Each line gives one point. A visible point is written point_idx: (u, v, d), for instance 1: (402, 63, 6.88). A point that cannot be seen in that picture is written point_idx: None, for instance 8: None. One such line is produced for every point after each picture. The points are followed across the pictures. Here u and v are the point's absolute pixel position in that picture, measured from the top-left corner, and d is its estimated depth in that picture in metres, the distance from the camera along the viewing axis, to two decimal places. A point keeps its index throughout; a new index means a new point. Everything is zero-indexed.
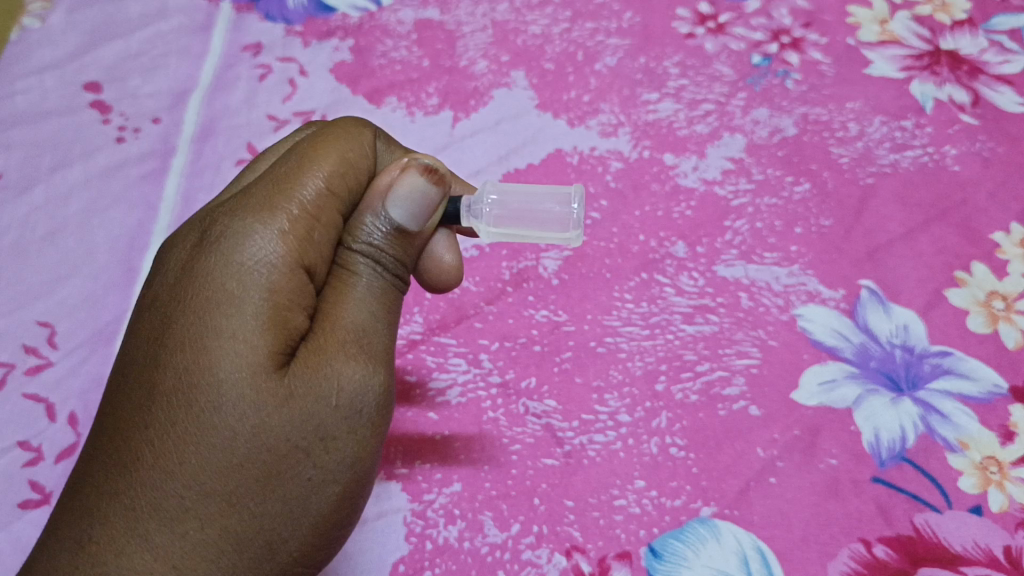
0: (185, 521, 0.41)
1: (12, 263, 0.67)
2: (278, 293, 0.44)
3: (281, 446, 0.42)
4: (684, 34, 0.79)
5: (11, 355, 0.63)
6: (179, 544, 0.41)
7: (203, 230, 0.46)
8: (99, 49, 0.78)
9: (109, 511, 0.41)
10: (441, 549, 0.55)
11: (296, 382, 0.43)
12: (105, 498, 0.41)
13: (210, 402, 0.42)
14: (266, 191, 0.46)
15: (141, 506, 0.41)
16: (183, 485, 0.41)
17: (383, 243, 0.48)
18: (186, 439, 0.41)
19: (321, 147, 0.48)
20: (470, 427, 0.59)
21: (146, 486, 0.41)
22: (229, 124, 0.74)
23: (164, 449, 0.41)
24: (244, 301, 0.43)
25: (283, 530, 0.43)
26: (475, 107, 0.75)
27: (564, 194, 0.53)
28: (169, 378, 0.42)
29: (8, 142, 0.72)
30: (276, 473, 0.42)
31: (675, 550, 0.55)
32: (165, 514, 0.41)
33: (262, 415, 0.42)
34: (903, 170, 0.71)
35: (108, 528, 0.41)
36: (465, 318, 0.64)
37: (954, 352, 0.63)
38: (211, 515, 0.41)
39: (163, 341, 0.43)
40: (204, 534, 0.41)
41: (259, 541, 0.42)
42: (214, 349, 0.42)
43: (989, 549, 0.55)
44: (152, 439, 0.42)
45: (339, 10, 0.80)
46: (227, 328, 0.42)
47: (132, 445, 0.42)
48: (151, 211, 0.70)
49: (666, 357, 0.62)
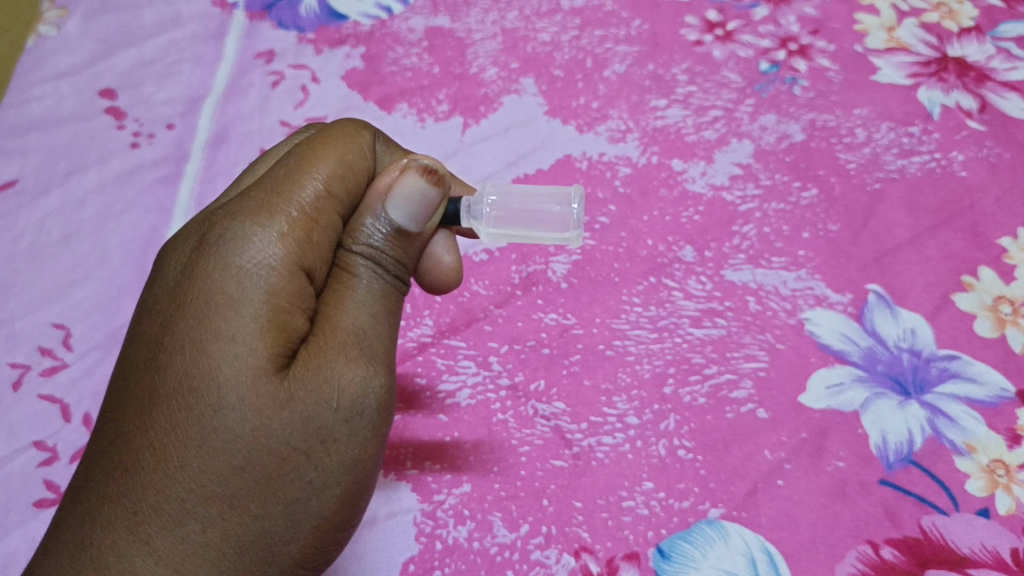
0: (186, 524, 0.42)
1: (28, 267, 0.68)
2: (277, 296, 0.44)
3: (281, 448, 0.43)
4: (692, 41, 0.80)
5: (27, 357, 0.64)
6: (181, 546, 0.42)
7: (203, 234, 0.46)
8: (114, 57, 0.79)
9: (110, 514, 0.42)
10: (451, 549, 0.56)
11: (295, 384, 0.44)
12: (107, 501, 0.42)
13: (210, 405, 0.42)
14: (266, 195, 0.47)
15: (142, 509, 0.42)
16: (184, 487, 0.42)
17: (383, 244, 0.49)
18: (186, 442, 0.42)
19: (320, 149, 0.49)
20: (479, 429, 0.60)
21: (147, 489, 0.42)
22: (242, 130, 0.75)
23: (165, 452, 0.42)
24: (243, 304, 0.44)
25: (283, 532, 0.44)
26: (485, 113, 0.76)
27: (566, 193, 0.53)
28: (169, 381, 0.43)
29: (25, 147, 0.74)
30: (276, 475, 0.43)
31: (683, 551, 0.55)
32: (167, 517, 0.42)
33: (261, 417, 0.43)
34: (911, 176, 0.71)
35: (110, 531, 0.42)
36: (474, 321, 0.64)
37: (961, 356, 0.63)
38: (212, 517, 0.42)
39: (163, 344, 0.44)
40: (205, 536, 0.42)
41: (259, 543, 0.43)
42: (214, 352, 0.43)
43: (997, 552, 0.55)
44: (152, 442, 0.42)
45: (351, 18, 0.81)
46: (227, 331, 0.43)
47: (134, 448, 0.43)
48: (164, 215, 0.71)
49: (674, 361, 0.62)
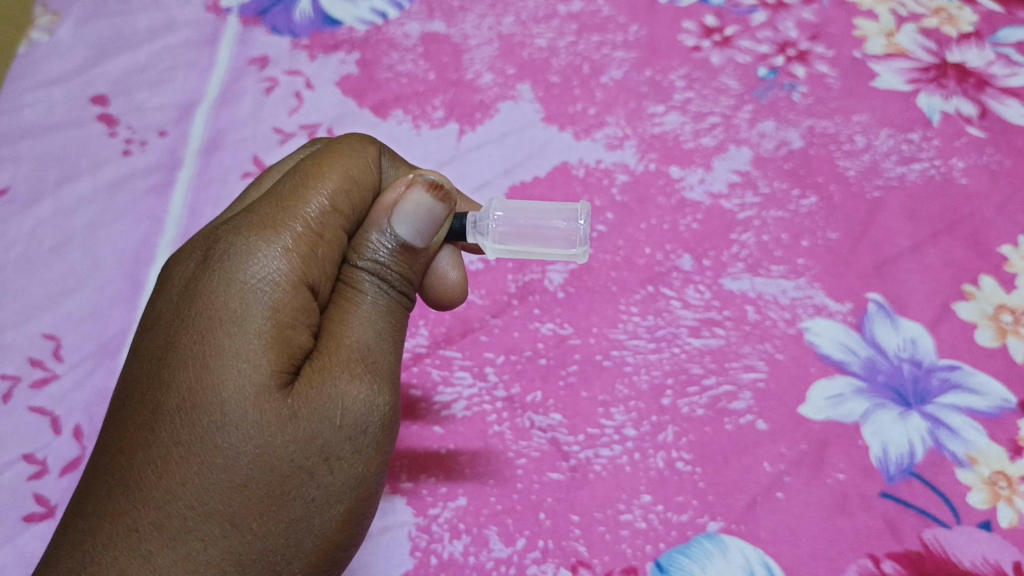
0: (187, 542, 0.41)
1: (19, 276, 0.67)
2: (281, 312, 0.44)
3: (283, 466, 0.42)
4: (690, 47, 0.79)
5: (16, 368, 0.63)
6: (181, 563, 0.40)
7: (207, 248, 0.45)
8: (107, 63, 0.78)
9: (111, 532, 0.41)
10: (446, 564, 0.55)
11: (299, 401, 0.43)
12: (107, 518, 0.41)
13: (213, 422, 0.41)
14: (270, 209, 0.46)
15: (143, 526, 0.41)
16: (186, 504, 0.41)
17: (389, 259, 0.48)
18: (188, 458, 0.41)
19: (326, 164, 0.49)
20: (475, 441, 0.59)
21: (148, 505, 0.41)
22: (236, 137, 0.74)
23: (167, 468, 0.41)
24: (247, 320, 0.43)
25: (285, 551, 0.42)
26: (481, 120, 0.75)
27: (574, 210, 0.53)
28: (172, 397, 0.42)
29: (16, 155, 0.73)
30: (280, 493, 0.42)
31: (681, 566, 0.54)
32: (168, 533, 0.41)
33: (265, 435, 0.42)
34: (910, 184, 0.71)
35: (110, 548, 0.40)
36: (470, 332, 0.64)
37: (962, 366, 0.62)
38: (213, 535, 0.41)
39: (166, 359, 0.43)
40: (206, 554, 0.41)
41: (261, 563, 0.42)
42: (217, 368, 0.42)
43: (998, 565, 0.54)
44: (154, 458, 0.41)
45: (345, 24, 0.81)
46: (231, 347, 0.42)
47: (135, 465, 0.41)
48: (157, 224, 0.70)
49: (672, 371, 0.62)
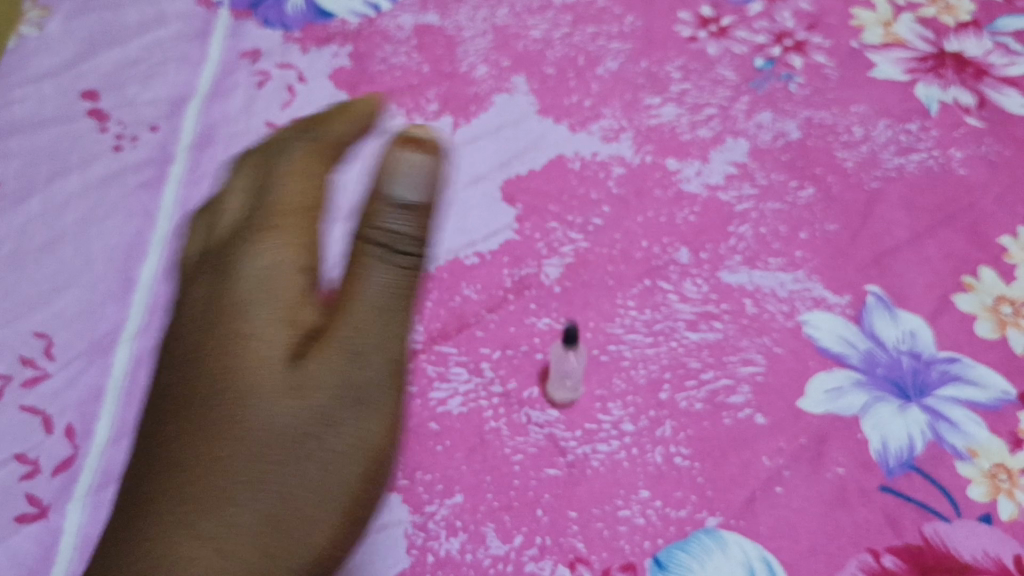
0: (231, 511, 0.47)
1: (9, 274, 0.66)
2: (287, 294, 0.52)
3: (295, 433, 0.48)
4: (686, 37, 0.78)
5: (8, 367, 0.62)
6: (227, 529, 0.46)
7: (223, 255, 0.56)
8: (97, 58, 0.77)
9: (164, 508, 0.48)
10: (443, 562, 0.54)
11: (305, 374, 0.49)
12: (159, 500, 0.48)
13: (239, 400, 0.49)
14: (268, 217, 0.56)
15: (191, 499, 0.47)
16: (225, 478, 0.47)
17: (397, 225, 0.49)
18: (223, 437, 0.48)
19: (303, 174, 0.58)
20: (471, 437, 0.58)
21: (195, 480, 0.48)
22: (228, 132, 0.73)
23: (207, 447, 0.48)
24: (262, 305, 0.52)
25: (311, 509, 0.47)
26: (476, 112, 0.74)
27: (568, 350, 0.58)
28: (202, 380, 0.51)
29: (6, 151, 0.72)
30: (297, 459, 0.48)
31: (680, 561, 0.54)
32: (211, 506, 0.47)
33: (277, 409, 0.49)
34: (909, 175, 0.70)
35: (162, 523, 0.47)
36: (466, 327, 0.63)
37: (962, 358, 0.62)
38: (250, 502, 0.47)
39: (198, 351, 0.52)
40: (245, 519, 0.47)
41: (297, 512, 0.47)
42: (239, 352, 0.50)
43: (999, 559, 0.54)
44: (195, 437, 0.49)
45: (338, 15, 0.80)
46: (246, 334, 0.51)
47: (175, 445, 0.49)
48: (149, 220, 0.69)
49: (670, 365, 0.61)
